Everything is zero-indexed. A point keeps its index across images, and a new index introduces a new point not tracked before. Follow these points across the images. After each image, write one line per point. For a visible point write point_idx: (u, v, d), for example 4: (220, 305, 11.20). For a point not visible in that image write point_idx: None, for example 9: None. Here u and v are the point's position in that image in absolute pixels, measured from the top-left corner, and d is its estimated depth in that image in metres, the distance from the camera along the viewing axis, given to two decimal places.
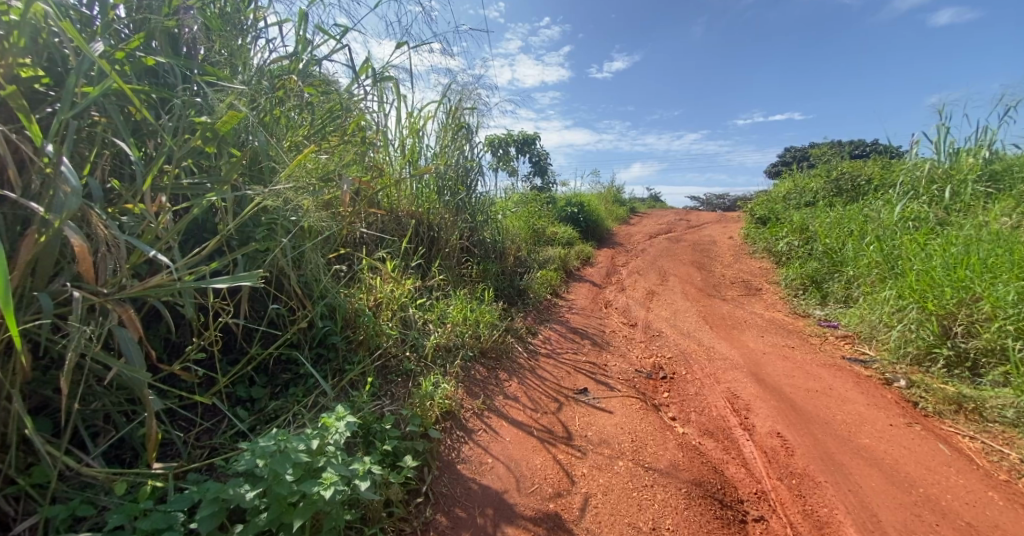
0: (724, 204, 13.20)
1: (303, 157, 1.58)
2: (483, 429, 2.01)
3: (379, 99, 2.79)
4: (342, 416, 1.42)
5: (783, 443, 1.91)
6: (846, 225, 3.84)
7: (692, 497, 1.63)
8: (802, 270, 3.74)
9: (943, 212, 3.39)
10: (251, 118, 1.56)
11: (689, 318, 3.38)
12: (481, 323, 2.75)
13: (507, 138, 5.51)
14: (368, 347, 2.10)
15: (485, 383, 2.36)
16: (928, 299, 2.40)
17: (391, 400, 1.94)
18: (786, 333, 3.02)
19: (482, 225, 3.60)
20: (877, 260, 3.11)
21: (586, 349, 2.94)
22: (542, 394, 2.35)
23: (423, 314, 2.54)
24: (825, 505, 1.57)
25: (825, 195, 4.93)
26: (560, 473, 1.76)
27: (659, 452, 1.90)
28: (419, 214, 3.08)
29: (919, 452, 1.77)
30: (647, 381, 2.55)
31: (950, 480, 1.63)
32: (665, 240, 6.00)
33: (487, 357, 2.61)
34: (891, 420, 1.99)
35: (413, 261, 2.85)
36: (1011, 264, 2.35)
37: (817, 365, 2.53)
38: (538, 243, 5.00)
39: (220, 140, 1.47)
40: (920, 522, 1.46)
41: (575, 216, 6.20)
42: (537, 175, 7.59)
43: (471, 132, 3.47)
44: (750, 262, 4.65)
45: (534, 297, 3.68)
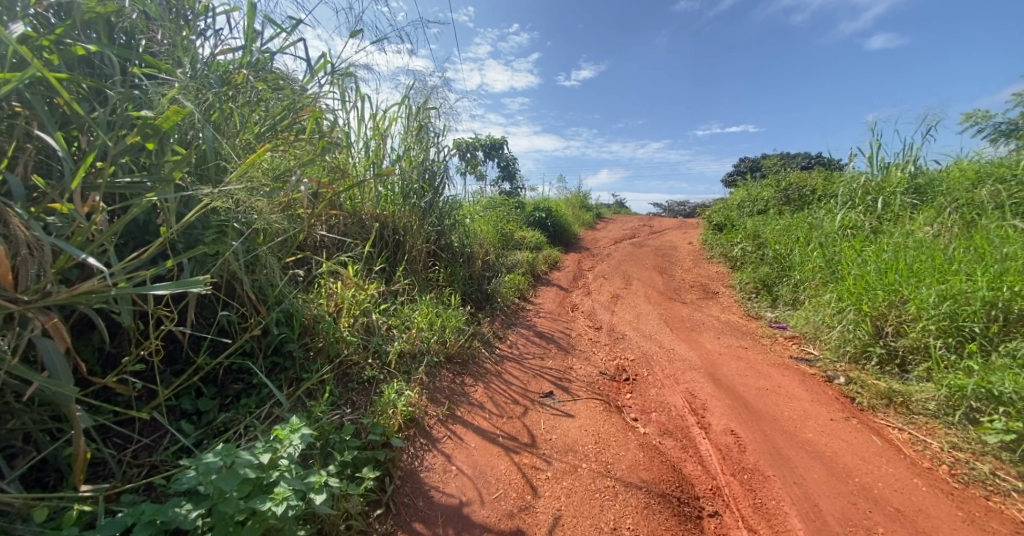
0: (684, 211, 13.76)
1: (256, 156, 1.50)
2: (447, 436, 1.98)
3: (340, 98, 2.71)
4: (297, 428, 1.36)
5: (736, 440, 2.00)
6: (793, 232, 4.09)
7: (651, 496, 1.68)
8: (754, 275, 3.95)
9: (876, 221, 3.69)
10: (196, 114, 1.48)
11: (651, 321, 3.49)
12: (447, 328, 2.72)
13: (475, 142, 5.51)
14: (326, 355, 2.03)
15: (450, 390, 2.34)
16: (863, 301, 2.61)
17: (351, 409, 1.89)
18: (740, 334, 3.18)
19: (449, 229, 3.57)
20: (820, 265, 3.34)
21: (552, 353, 2.97)
22: (507, 399, 2.36)
23: (387, 320, 2.48)
24: (773, 498, 1.66)
25: (775, 204, 5.24)
26: (524, 479, 1.77)
27: (621, 452, 1.95)
28: (384, 218, 3.03)
29: (855, 444, 1.91)
30: (611, 383, 2.61)
31: (882, 469, 1.76)
32: (630, 246, 6.19)
33: (453, 362, 2.59)
34: (831, 415, 2.13)
35: (376, 265, 2.79)
36: (932, 269, 2.58)
37: (767, 365, 2.68)
38: (506, 247, 5.02)
39: (162, 136, 1.38)
40: (856, 510, 1.57)
41: (543, 221, 6.27)
42: (506, 180, 7.63)
43: (436, 134, 3.44)
44: (708, 267, 4.86)
45: (502, 302, 3.68)
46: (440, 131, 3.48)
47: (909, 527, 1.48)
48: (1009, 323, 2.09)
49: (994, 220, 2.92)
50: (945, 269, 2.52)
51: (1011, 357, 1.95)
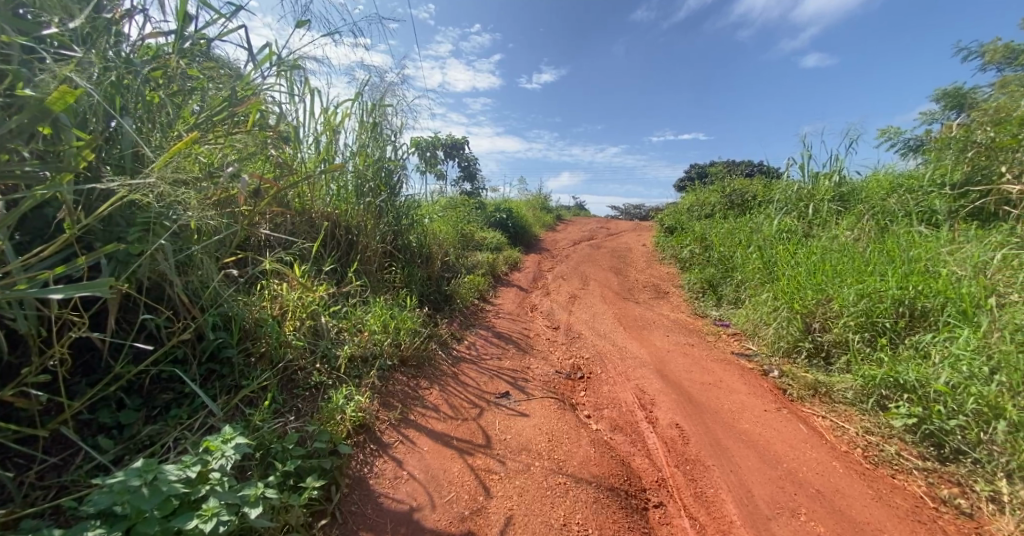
0: (641, 215, 14.28)
1: (182, 145, 1.40)
2: (399, 441, 1.94)
3: (287, 91, 2.60)
4: (230, 438, 1.29)
5: (680, 433, 2.11)
6: (736, 236, 4.36)
7: (600, 490, 1.73)
8: (701, 276, 4.16)
9: (807, 226, 4.01)
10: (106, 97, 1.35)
11: (606, 320, 3.60)
12: (402, 330, 2.66)
13: (435, 141, 5.44)
14: (270, 360, 1.93)
15: (404, 393, 2.29)
16: (795, 300, 2.82)
17: (295, 416, 1.80)
18: (688, 332, 3.34)
19: (405, 228, 3.50)
20: (759, 266, 3.58)
21: (510, 354, 2.99)
22: (463, 401, 2.35)
23: (337, 323, 2.40)
24: (712, 486, 1.76)
25: (721, 208, 5.56)
26: (476, 480, 1.77)
27: (573, 449, 1.99)
28: (335, 217, 2.92)
29: (785, 433, 2.06)
30: (565, 381, 2.66)
31: (807, 454, 1.91)
32: (588, 247, 6.34)
33: (408, 366, 2.54)
34: (765, 406, 2.29)
35: (326, 266, 2.68)
36: (853, 270, 2.83)
37: (711, 360, 2.84)
38: (467, 247, 4.98)
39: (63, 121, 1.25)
40: (783, 493, 1.70)
41: (504, 222, 6.29)
42: (467, 180, 7.57)
43: (392, 131, 3.37)
44: (661, 268, 5.07)
45: (461, 303, 3.65)
46: (396, 129, 3.41)
47: (828, 506, 1.62)
48: (914, 318, 2.32)
49: (904, 226, 3.25)
50: (863, 270, 2.77)
51: (914, 348, 2.17)
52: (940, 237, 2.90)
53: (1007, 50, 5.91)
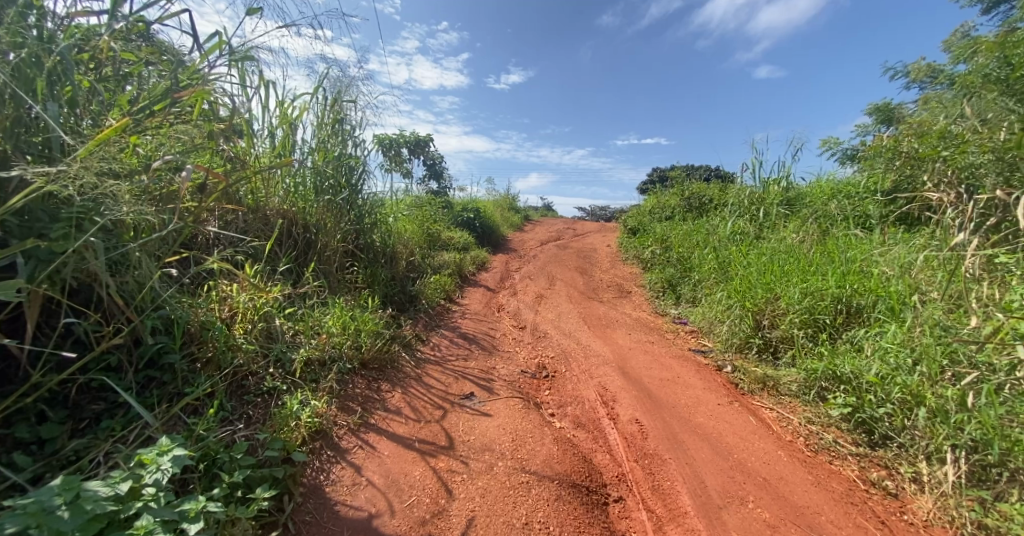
0: (607, 216, 14.61)
1: (108, 132, 1.30)
2: (358, 446, 1.88)
3: (239, 82, 2.47)
4: (167, 450, 1.21)
5: (639, 429, 2.17)
6: (694, 237, 4.54)
7: (562, 487, 1.75)
8: (661, 275, 4.31)
9: (758, 228, 4.24)
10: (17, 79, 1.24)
11: (571, 319, 3.65)
12: (363, 332, 2.58)
13: (399, 139, 5.33)
14: (217, 365, 1.82)
15: (364, 397, 2.23)
16: (747, 298, 2.97)
17: (245, 424, 1.71)
18: (649, 330, 3.45)
19: (368, 227, 3.41)
20: (715, 266, 3.75)
21: (475, 354, 2.98)
22: (426, 403, 2.31)
23: (293, 325, 2.29)
24: (668, 479, 1.83)
25: (680, 210, 5.78)
26: (438, 482, 1.75)
27: (537, 448, 2.01)
28: (292, 214, 2.80)
29: (736, 425, 2.17)
30: (531, 381, 2.68)
31: (755, 444, 2.02)
32: (555, 248, 6.41)
33: (369, 368, 2.47)
34: (719, 400, 2.40)
35: (281, 266, 2.56)
36: (797, 270, 3.02)
37: (670, 357, 2.94)
38: (433, 247, 4.92)
39: None
40: (734, 483, 1.79)
41: (471, 221, 6.25)
42: (433, 178, 7.46)
43: (353, 127, 3.27)
44: (624, 268, 5.21)
45: (426, 303, 3.59)
46: (357, 124, 3.31)
47: (773, 493, 1.72)
48: (850, 314, 2.51)
49: (842, 230, 3.50)
50: (806, 270, 2.96)
51: (850, 343, 2.34)
52: (873, 240, 3.15)
53: (931, 69, 6.46)
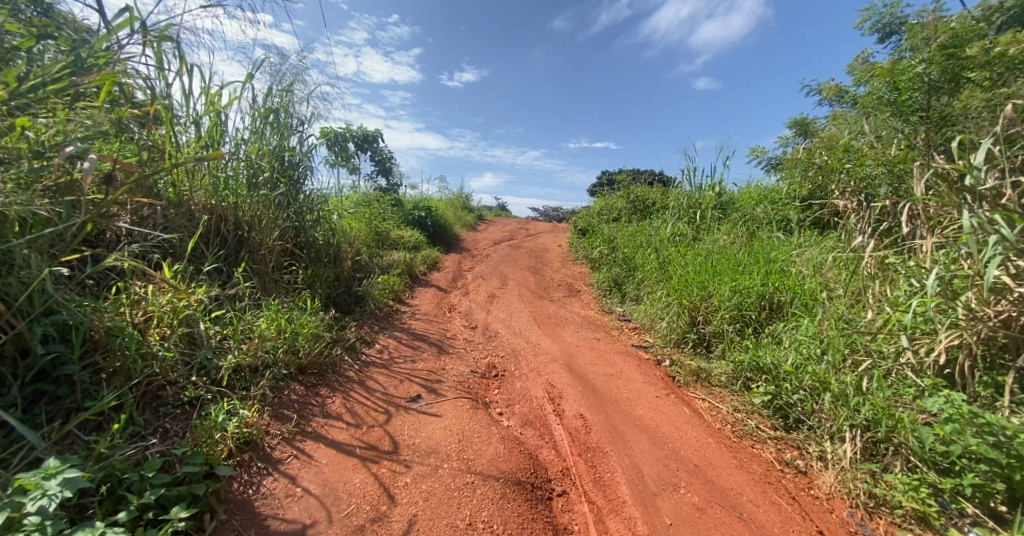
0: (559, 216, 14.92)
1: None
2: (293, 456, 1.78)
3: (157, 65, 2.26)
4: (55, 474, 1.08)
5: (583, 423, 2.24)
6: (638, 238, 4.75)
7: (507, 485, 1.77)
8: (608, 274, 4.48)
9: (696, 230, 4.53)
10: None
11: (522, 318, 3.69)
12: (301, 335, 2.45)
13: (346, 133, 5.11)
14: (126, 376, 1.63)
15: (301, 403, 2.11)
16: (683, 296, 3.16)
17: (160, 439, 1.55)
18: (596, 327, 3.57)
19: (308, 225, 3.24)
20: (656, 266, 3.95)
21: (424, 355, 2.92)
22: (369, 407, 2.23)
23: (220, 330, 2.13)
24: (609, 470, 1.90)
25: (627, 213, 6.04)
26: (380, 488, 1.69)
27: (483, 447, 2.00)
28: (221, 210, 2.59)
29: (672, 415, 2.30)
30: (480, 381, 2.67)
31: (688, 433, 2.15)
32: (507, 247, 6.45)
33: (307, 374, 2.34)
34: (657, 393, 2.53)
35: (207, 265, 2.37)
36: (727, 269, 3.26)
37: (614, 353, 3.06)
38: (382, 246, 4.77)
39: None
40: (668, 470, 1.89)
41: (422, 220, 6.13)
42: (383, 175, 7.22)
43: (292, 119, 3.10)
44: (574, 267, 5.34)
45: (374, 304, 3.47)
46: (298, 117, 3.14)
47: (702, 477, 1.84)
48: (771, 310, 2.74)
49: (767, 232, 3.83)
50: (735, 269, 3.21)
51: (771, 336, 2.56)
52: (791, 242, 3.48)
53: (838, 90, 7.20)
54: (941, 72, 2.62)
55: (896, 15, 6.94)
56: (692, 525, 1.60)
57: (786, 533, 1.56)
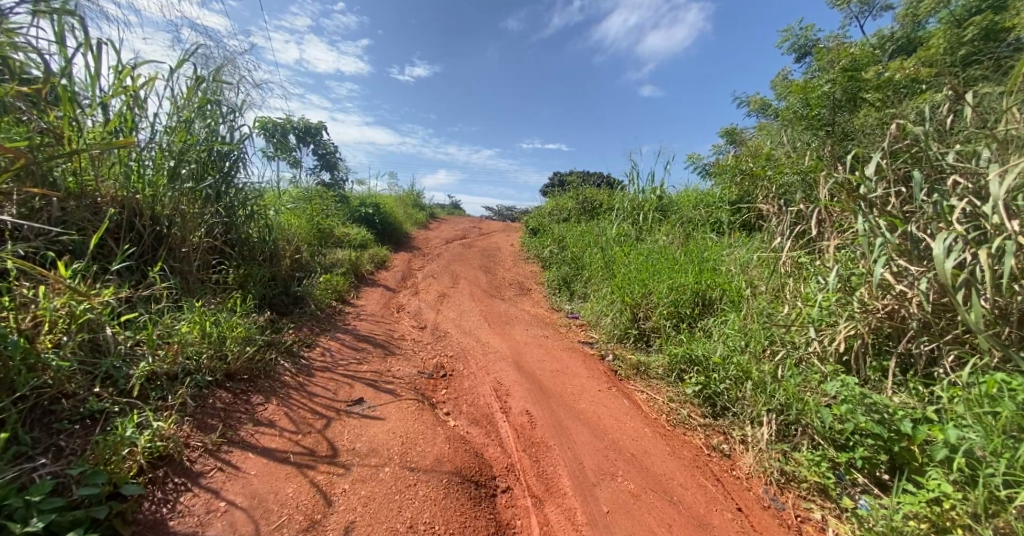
0: (512, 216, 15.04)
1: None
2: (217, 468, 1.64)
3: (57, 39, 2.01)
4: None
5: (529, 419, 2.27)
6: (585, 239, 4.90)
7: (450, 484, 1.75)
8: (558, 273, 4.58)
9: (639, 231, 4.75)
10: None
11: (472, 317, 3.68)
12: (229, 339, 2.28)
13: (285, 124, 4.82)
14: (9, 389, 1.44)
15: (228, 412, 1.96)
16: (626, 293, 3.30)
17: (53, 459, 1.37)
18: (545, 325, 3.64)
19: (240, 221, 3.04)
20: (602, 265, 4.11)
21: (368, 356, 2.82)
22: (307, 412, 2.11)
23: (131, 335, 1.92)
24: (552, 464, 1.95)
25: (576, 213, 6.21)
26: (317, 496, 1.61)
27: (427, 448, 1.96)
28: (135, 202, 2.35)
29: (612, 408, 2.40)
30: (428, 381, 2.63)
31: (627, 423, 2.26)
32: (459, 246, 6.40)
33: (236, 380, 2.18)
34: (599, 387, 2.62)
35: (117, 263, 2.14)
36: (666, 268, 3.45)
37: (561, 349, 3.14)
38: (325, 244, 4.55)
39: None
40: (608, 461, 1.97)
41: (369, 217, 5.92)
42: (327, 170, 6.88)
43: (223, 107, 2.88)
44: (525, 266, 5.41)
45: (315, 305, 3.30)
46: (230, 105, 2.93)
47: (638, 466, 1.93)
48: (704, 306, 2.94)
49: (702, 233, 4.11)
50: (673, 268, 3.40)
51: (703, 330, 2.74)
52: (722, 242, 3.75)
53: (762, 104, 7.86)
54: (843, 92, 3.15)
55: (809, 39, 7.71)
56: (628, 511, 1.67)
57: (711, 513, 1.68)
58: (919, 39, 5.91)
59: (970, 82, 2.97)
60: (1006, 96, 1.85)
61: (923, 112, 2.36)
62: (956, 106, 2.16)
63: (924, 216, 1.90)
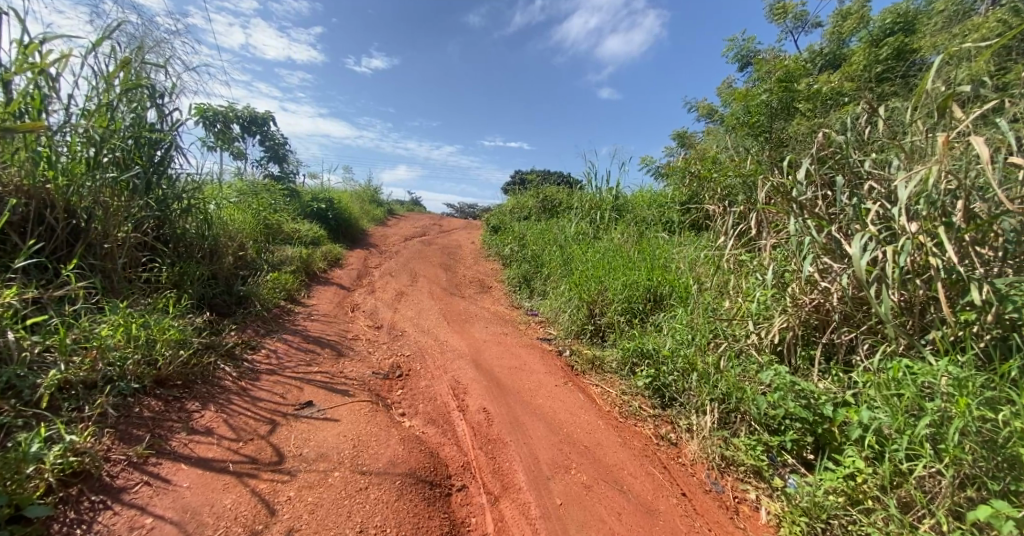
0: (474, 213, 14.96)
1: None
2: (143, 483, 1.51)
3: None
4: None
5: (485, 417, 2.27)
6: (545, 237, 4.97)
7: (404, 486, 1.71)
8: (518, 271, 4.61)
9: (596, 229, 4.88)
10: None
11: (431, 316, 3.63)
12: (160, 342, 2.10)
13: (228, 113, 4.51)
14: None
15: (158, 421, 1.81)
16: (582, 290, 3.38)
17: None
18: (505, 322, 3.65)
19: (175, 215, 2.81)
20: (560, 263, 4.18)
21: (319, 358, 2.71)
22: (249, 418, 1.99)
23: (39, 341, 1.73)
24: (507, 460, 1.96)
25: (536, 211, 6.28)
26: (259, 506, 1.51)
27: (380, 450, 1.91)
28: (45, 193, 2.11)
29: (567, 402, 2.45)
30: (382, 381, 2.56)
31: (582, 417, 2.31)
32: (419, 243, 6.28)
33: (168, 387, 2.02)
34: (555, 382, 2.67)
35: (23, 261, 1.91)
36: (621, 265, 3.57)
37: (519, 346, 3.17)
38: (274, 240, 4.31)
39: None
40: (562, 454, 2.01)
41: (322, 213, 5.67)
42: (275, 163, 6.51)
43: (152, 90, 2.65)
44: (485, 264, 5.40)
45: (261, 304, 3.12)
46: (161, 88, 2.70)
47: (591, 458, 1.99)
48: (655, 302, 3.06)
49: (654, 232, 4.28)
50: (627, 265, 3.52)
51: (653, 325, 2.86)
52: (673, 241, 3.93)
53: (709, 109, 8.28)
54: (778, 101, 3.43)
55: (750, 50, 8.22)
56: (580, 502, 1.71)
57: (657, 499, 1.75)
58: (844, 55, 6.48)
59: (883, 97, 3.29)
60: (912, 110, 2.06)
61: (845, 122, 2.59)
62: (871, 118, 2.39)
63: (845, 218, 2.09)
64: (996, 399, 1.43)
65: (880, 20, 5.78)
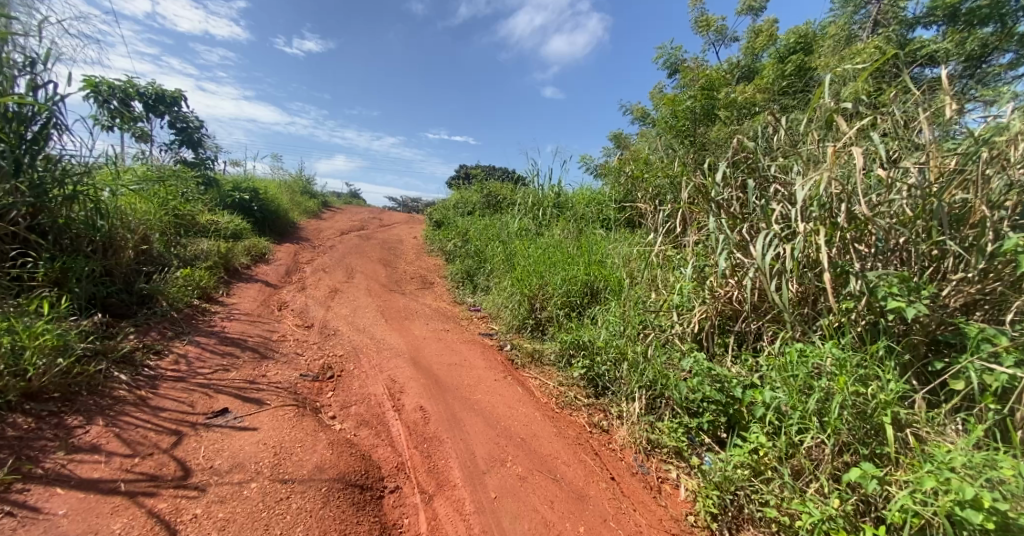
0: (417, 208, 14.58)
1: None
2: (4, 514, 1.29)
3: None
4: None
5: (422, 415, 2.22)
6: (488, 232, 4.97)
7: (331, 492, 1.62)
8: (460, 266, 4.57)
9: (537, 225, 4.96)
10: None
11: (367, 313, 3.48)
12: (32, 350, 1.81)
13: (127, 87, 3.98)
14: None
15: (28, 442, 1.55)
16: (523, 285, 3.42)
17: None
18: (446, 318, 3.60)
19: (56, 203, 2.42)
20: (502, 258, 4.20)
21: (238, 361, 2.49)
22: (149, 431, 1.77)
23: None
24: (443, 458, 1.93)
25: (480, 207, 6.25)
26: (156, 527, 1.34)
27: (306, 456, 1.79)
28: None
29: (506, 395, 2.47)
30: (311, 384, 2.41)
31: (519, 410, 2.34)
32: (356, 238, 5.99)
33: (41, 401, 1.74)
34: (495, 376, 2.68)
35: None
36: (560, 260, 3.66)
37: (460, 342, 3.14)
38: (186, 233, 3.89)
39: None
40: (498, 448, 2.02)
41: (246, 204, 5.21)
42: (189, 147, 5.86)
43: (18, 54, 2.26)
44: (427, 259, 5.29)
45: (168, 304, 2.80)
46: (31, 53, 2.30)
47: (527, 449, 2.02)
48: (591, 296, 3.18)
49: (592, 228, 4.45)
50: (566, 260, 3.61)
51: (589, 318, 2.97)
52: (609, 237, 4.10)
53: (642, 112, 8.74)
54: (701, 107, 3.71)
55: (679, 58, 8.78)
56: (514, 494, 1.73)
57: (588, 485, 1.82)
58: (756, 69, 7.16)
59: (787, 109, 3.68)
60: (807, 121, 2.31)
61: (756, 130, 2.85)
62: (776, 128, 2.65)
63: (755, 217, 2.29)
64: (868, 376, 1.66)
65: (785, 39, 6.46)
